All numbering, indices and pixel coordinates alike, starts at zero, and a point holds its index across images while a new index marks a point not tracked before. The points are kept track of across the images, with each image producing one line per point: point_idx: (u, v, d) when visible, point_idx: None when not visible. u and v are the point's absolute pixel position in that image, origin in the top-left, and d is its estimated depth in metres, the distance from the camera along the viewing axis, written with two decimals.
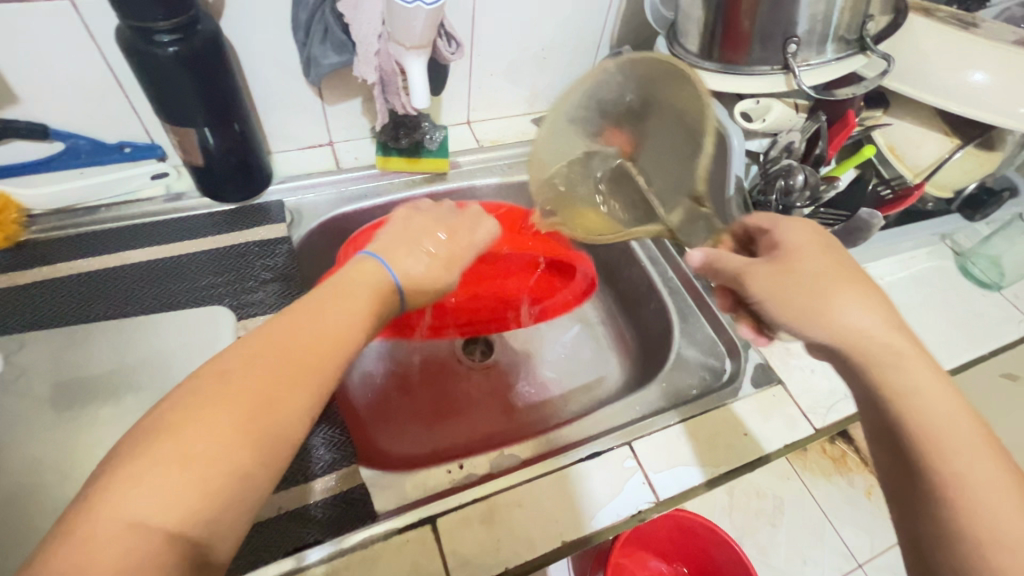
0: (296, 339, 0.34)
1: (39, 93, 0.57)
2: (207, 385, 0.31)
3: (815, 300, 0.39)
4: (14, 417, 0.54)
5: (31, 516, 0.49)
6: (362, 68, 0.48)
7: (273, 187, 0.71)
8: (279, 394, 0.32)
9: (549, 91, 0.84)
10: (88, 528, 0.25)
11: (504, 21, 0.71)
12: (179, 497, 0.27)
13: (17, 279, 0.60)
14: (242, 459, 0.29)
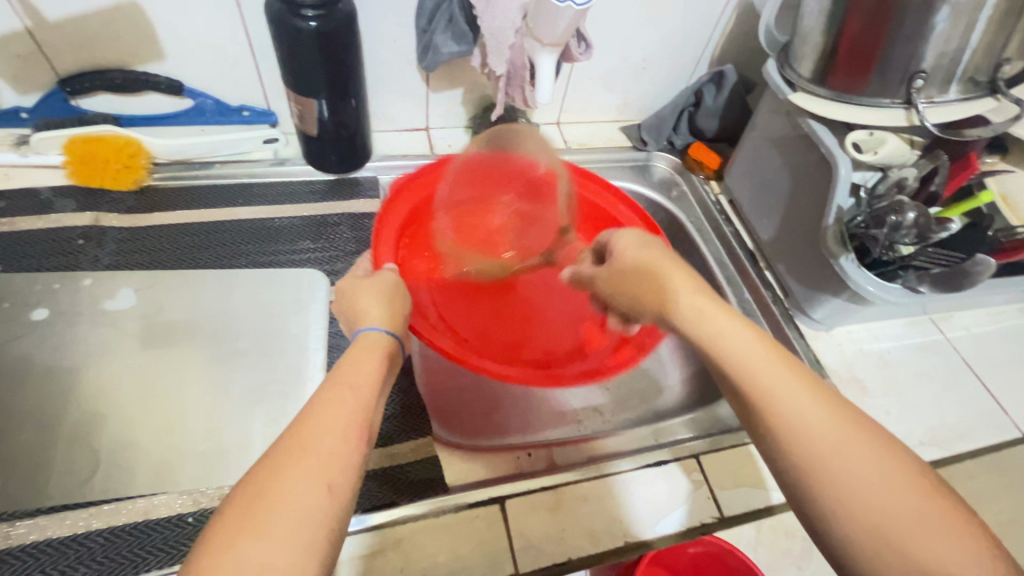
0: (318, 431, 0.32)
1: (182, 50, 0.62)
2: (244, 494, 0.29)
3: (651, 284, 0.46)
4: (120, 347, 0.58)
5: (126, 439, 0.53)
6: (494, 60, 0.50)
7: (371, 163, 0.73)
8: (301, 484, 0.29)
9: (642, 102, 0.84)
10: None
11: (612, 28, 0.73)
12: None
13: (137, 220, 0.65)
14: (284, 559, 0.27)
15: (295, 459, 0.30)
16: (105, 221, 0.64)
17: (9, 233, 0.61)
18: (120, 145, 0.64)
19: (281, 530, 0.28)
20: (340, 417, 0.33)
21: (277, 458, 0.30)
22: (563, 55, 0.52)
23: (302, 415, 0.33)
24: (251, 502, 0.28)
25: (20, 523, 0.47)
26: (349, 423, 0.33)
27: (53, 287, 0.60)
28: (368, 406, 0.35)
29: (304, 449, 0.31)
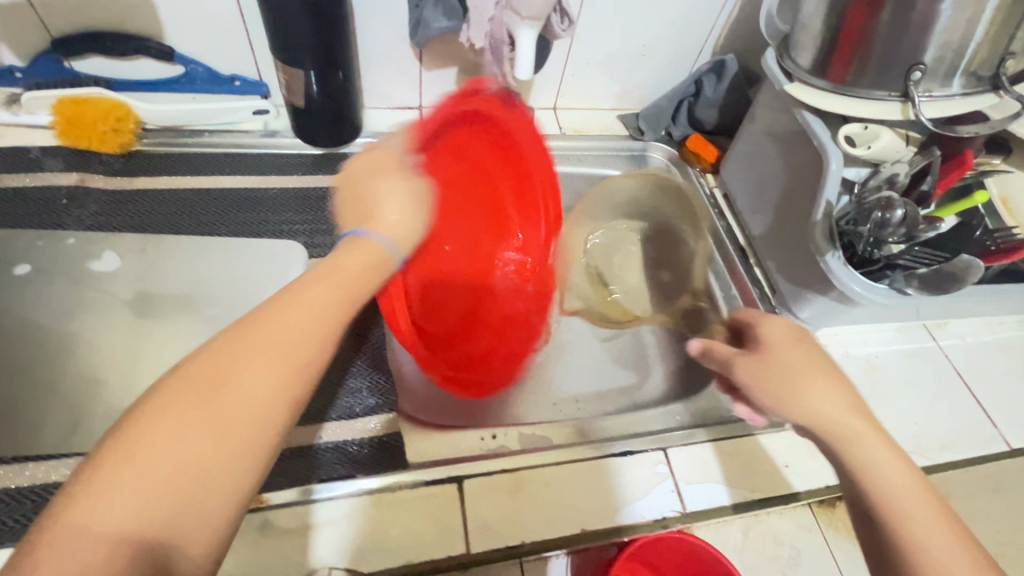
0: (280, 329, 0.31)
1: (174, 16, 0.62)
2: (191, 374, 0.28)
3: (790, 383, 0.40)
4: (96, 308, 0.59)
5: (93, 400, 0.54)
6: (473, 33, 0.50)
7: (360, 140, 0.72)
8: (251, 379, 0.29)
9: (641, 91, 0.82)
10: (55, 523, 0.24)
11: (612, 11, 0.71)
12: (134, 495, 0.25)
13: (122, 183, 0.65)
14: (209, 454, 0.27)
15: (253, 352, 0.30)
16: (92, 182, 0.64)
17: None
18: (107, 107, 0.64)
19: (234, 417, 0.28)
20: (308, 322, 0.33)
21: (238, 343, 0.30)
22: (545, 30, 0.52)
23: (278, 309, 0.32)
24: (208, 384, 0.28)
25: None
26: (320, 331, 0.33)
27: (37, 244, 0.61)
28: (340, 316, 0.35)
29: (265, 344, 0.30)
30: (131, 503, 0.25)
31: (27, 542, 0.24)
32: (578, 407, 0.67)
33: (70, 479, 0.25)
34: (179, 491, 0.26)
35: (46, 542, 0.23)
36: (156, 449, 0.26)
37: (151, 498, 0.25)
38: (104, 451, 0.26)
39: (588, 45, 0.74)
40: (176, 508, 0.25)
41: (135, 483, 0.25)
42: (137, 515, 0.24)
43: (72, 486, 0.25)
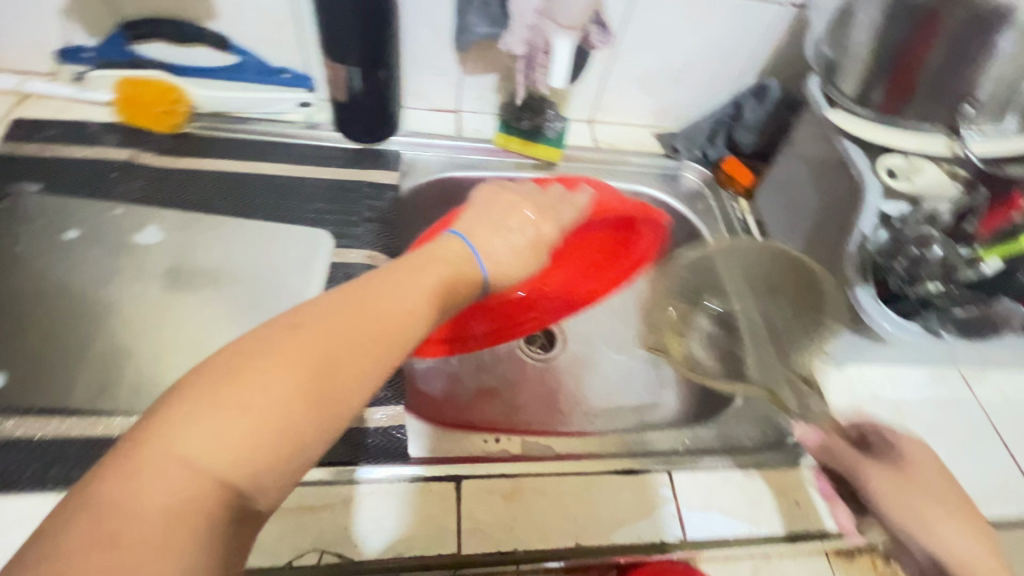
0: (374, 311, 0.34)
1: (232, 8, 0.65)
2: (293, 336, 0.30)
3: (927, 511, 0.42)
4: (130, 277, 0.61)
5: (116, 363, 0.55)
6: (512, 42, 0.54)
7: (397, 137, 0.73)
8: (347, 354, 0.31)
9: (680, 110, 0.81)
10: (149, 455, 0.25)
11: (654, 29, 0.71)
12: (230, 442, 0.26)
13: (168, 162, 0.68)
14: (299, 417, 0.28)
15: (349, 328, 0.32)
16: (144, 159, 0.68)
17: (60, 159, 0.66)
18: (165, 90, 0.68)
19: (336, 395, 0.30)
20: (398, 309, 0.35)
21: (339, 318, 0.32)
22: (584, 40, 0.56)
23: (391, 304, 0.35)
24: (308, 348, 0.30)
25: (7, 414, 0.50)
26: (413, 328, 0.35)
27: (86, 212, 0.64)
28: (425, 310, 0.37)
29: (361, 324, 0.33)
30: (228, 454, 0.26)
31: (128, 457, 0.25)
32: (587, 422, 0.66)
33: (168, 407, 0.27)
34: (272, 453, 0.27)
35: (151, 465, 0.25)
36: (263, 409, 0.27)
37: (248, 451, 0.26)
38: (210, 393, 0.27)
39: (631, 61, 0.74)
40: (264, 468, 0.27)
41: (235, 435, 0.26)
42: (231, 466, 0.26)
43: (174, 418, 0.26)
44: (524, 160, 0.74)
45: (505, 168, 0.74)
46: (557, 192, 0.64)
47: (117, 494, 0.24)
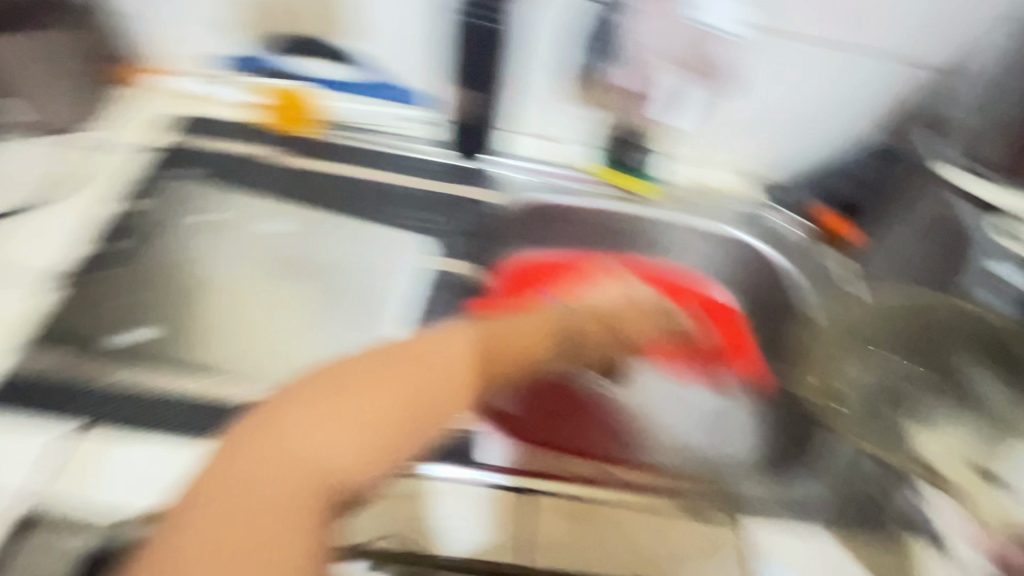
0: (471, 346, 0.39)
1: (355, 26, 0.68)
2: (401, 357, 0.36)
3: None
4: (228, 263, 0.64)
5: (208, 340, 0.57)
6: (627, 80, 0.67)
7: (494, 158, 0.73)
8: (446, 380, 0.36)
9: (798, 160, 0.73)
10: (277, 442, 0.30)
11: (775, 73, 0.66)
12: (343, 441, 0.31)
13: (269, 158, 0.70)
14: (400, 427, 0.33)
15: (451, 356, 0.37)
16: (265, 156, 0.70)
17: (196, 152, 0.70)
18: (294, 99, 0.71)
19: (434, 413, 0.35)
20: (492, 347, 0.40)
21: (443, 346, 0.38)
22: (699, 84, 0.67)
23: (487, 344, 0.40)
24: (412, 367, 0.35)
25: (132, 367, 0.53)
26: (505, 366, 0.41)
27: (193, 200, 0.67)
28: (517, 350, 0.43)
29: (460, 354, 0.38)
30: (341, 449, 0.31)
31: (261, 439, 0.31)
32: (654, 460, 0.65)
33: (295, 403, 0.32)
34: (364, 456, 0.32)
35: (269, 448, 0.30)
36: (363, 415, 0.32)
37: (345, 451, 0.31)
38: (321, 398, 0.32)
39: (742, 107, 0.69)
40: (357, 467, 0.31)
41: (338, 434, 0.31)
42: (343, 461, 0.31)
43: (292, 417, 0.31)
44: (626, 195, 0.73)
45: (598, 198, 0.72)
46: (649, 287, 0.66)
47: (242, 465, 0.29)
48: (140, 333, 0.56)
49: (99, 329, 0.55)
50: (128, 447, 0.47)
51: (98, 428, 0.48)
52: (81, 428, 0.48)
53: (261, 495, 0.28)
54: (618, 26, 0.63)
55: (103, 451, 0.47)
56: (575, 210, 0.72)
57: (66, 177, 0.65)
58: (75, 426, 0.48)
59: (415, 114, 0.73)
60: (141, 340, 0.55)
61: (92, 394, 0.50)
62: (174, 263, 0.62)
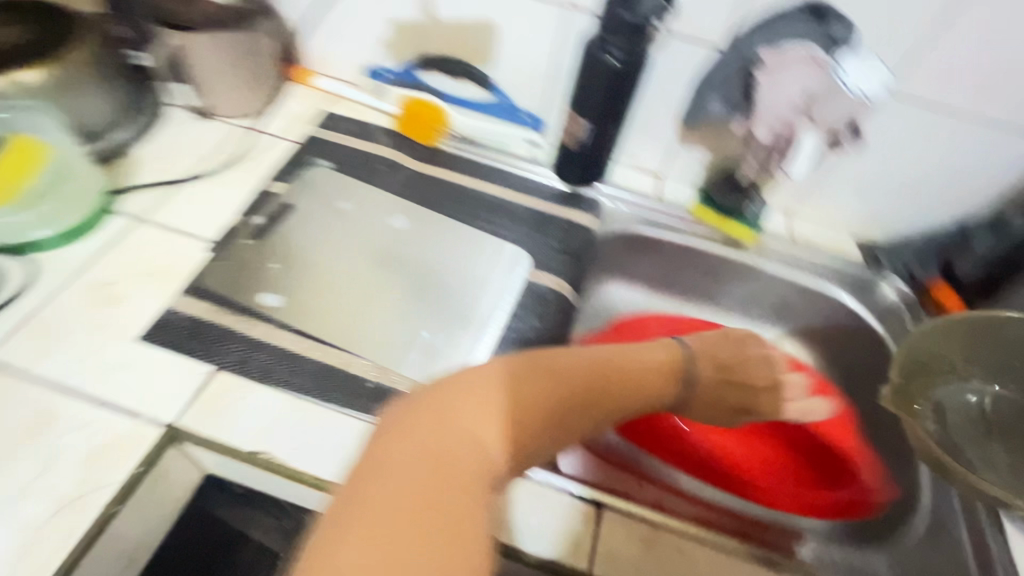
0: (599, 369, 0.45)
1: (502, 58, 0.77)
2: (542, 365, 0.42)
3: None
4: (345, 248, 0.69)
5: (323, 317, 0.62)
6: (760, 129, 0.66)
7: (603, 187, 0.82)
8: (579, 394, 0.42)
9: (891, 222, 0.78)
10: (444, 415, 0.36)
11: (892, 142, 0.70)
12: (498, 424, 0.37)
13: (408, 163, 0.80)
14: (541, 421, 0.39)
15: (585, 375, 0.44)
16: (403, 162, 0.80)
17: (339, 148, 0.79)
18: (439, 114, 0.80)
19: (567, 419, 0.41)
20: (616, 373, 0.46)
21: (576, 364, 0.44)
22: (832, 143, 0.65)
23: (607, 371, 0.45)
24: (552, 376, 0.41)
25: (265, 324, 0.60)
26: (626, 391, 0.46)
27: (327, 192, 0.74)
28: (639, 381, 0.48)
29: (592, 375, 0.44)
30: (495, 431, 0.37)
31: (430, 413, 0.36)
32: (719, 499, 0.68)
33: (456, 387, 0.38)
34: (511, 440, 0.37)
35: (429, 434, 0.35)
36: (503, 417, 0.37)
37: (496, 432, 0.37)
38: (467, 397, 0.38)
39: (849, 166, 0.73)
40: (506, 449, 0.37)
41: (487, 429, 0.36)
42: (496, 441, 0.36)
43: (456, 399, 0.37)
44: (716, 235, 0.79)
45: (696, 237, 0.79)
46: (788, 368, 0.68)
47: (410, 448, 0.34)
48: (273, 300, 0.62)
49: (234, 291, 0.62)
50: (259, 394, 0.55)
51: (238, 374, 0.56)
52: (217, 371, 0.56)
53: (432, 473, 0.33)
54: (755, 82, 0.64)
55: (240, 396, 0.55)
56: (673, 245, 0.80)
57: (229, 152, 0.76)
58: (211, 368, 0.56)
59: (540, 140, 0.83)
60: (271, 307, 0.61)
61: (232, 342, 0.58)
62: (303, 243, 0.69)
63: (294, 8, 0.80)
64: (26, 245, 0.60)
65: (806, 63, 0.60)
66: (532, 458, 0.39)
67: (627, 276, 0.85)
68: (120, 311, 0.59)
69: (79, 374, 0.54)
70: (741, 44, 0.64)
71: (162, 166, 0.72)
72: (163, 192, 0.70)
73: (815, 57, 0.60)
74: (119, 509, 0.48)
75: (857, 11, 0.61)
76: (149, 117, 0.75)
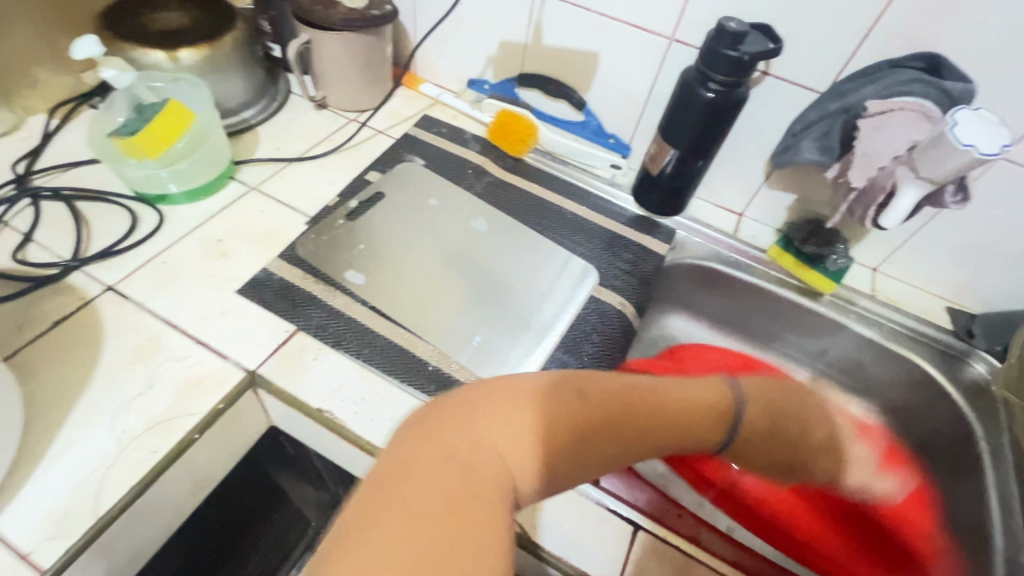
0: (649, 400, 0.38)
1: (597, 83, 0.80)
2: (592, 383, 0.35)
3: None
4: (428, 239, 0.74)
5: (400, 298, 0.66)
6: (857, 174, 0.63)
7: (679, 218, 0.83)
8: (627, 422, 0.35)
9: (989, 293, 0.73)
10: (472, 431, 0.30)
11: (1003, 208, 0.65)
12: (530, 445, 0.31)
13: (493, 170, 0.84)
14: (583, 448, 0.32)
15: (636, 401, 0.37)
16: (489, 168, 0.84)
17: (434, 149, 0.85)
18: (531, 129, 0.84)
19: (609, 450, 0.34)
20: (668, 405, 0.39)
21: (629, 389, 0.37)
22: (933, 197, 0.62)
23: (648, 388, 0.39)
24: (602, 398, 0.34)
25: (345, 296, 0.65)
26: (671, 428, 0.39)
27: (417, 186, 0.80)
28: (687, 422, 0.41)
29: (645, 402, 0.37)
30: (527, 452, 0.31)
31: (456, 425, 0.31)
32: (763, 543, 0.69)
33: (491, 396, 0.32)
34: (543, 465, 0.31)
35: (452, 441, 0.30)
36: (539, 428, 0.31)
37: (528, 452, 0.31)
38: (490, 398, 0.32)
39: (949, 228, 0.69)
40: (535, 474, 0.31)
41: (516, 443, 0.31)
42: (524, 465, 0.30)
43: (486, 410, 0.31)
44: (790, 280, 0.77)
45: (770, 281, 0.78)
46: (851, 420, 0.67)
47: (424, 455, 0.29)
48: (356, 277, 0.67)
49: (322, 263, 0.68)
50: (330, 358, 0.60)
51: (316, 336, 0.61)
52: (296, 332, 0.61)
53: (455, 485, 0.28)
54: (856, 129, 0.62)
55: (312, 357, 0.60)
56: (744, 284, 0.79)
57: (336, 141, 0.83)
58: (292, 328, 0.61)
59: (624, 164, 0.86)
60: (354, 282, 0.67)
61: (315, 307, 0.63)
62: (392, 227, 0.74)
63: (412, 20, 0.87)
64: (160, 195, 0.69)
65: (915, 117, 0.59)
66: (566, 480, 0.33)
67: (691, 310, 0.86)
68: (225, 265, 0.66)
69: (184, 314, 0.60)
70: (848, 93, 0.64)
71: (278, 145, 0.81)
72: (275, 167, 0.78)
73: (926, 113, 0.58)
74: (198, 437, 0.53)
75: (981, 70, 0.58)
76: (277, 102, 0.86)
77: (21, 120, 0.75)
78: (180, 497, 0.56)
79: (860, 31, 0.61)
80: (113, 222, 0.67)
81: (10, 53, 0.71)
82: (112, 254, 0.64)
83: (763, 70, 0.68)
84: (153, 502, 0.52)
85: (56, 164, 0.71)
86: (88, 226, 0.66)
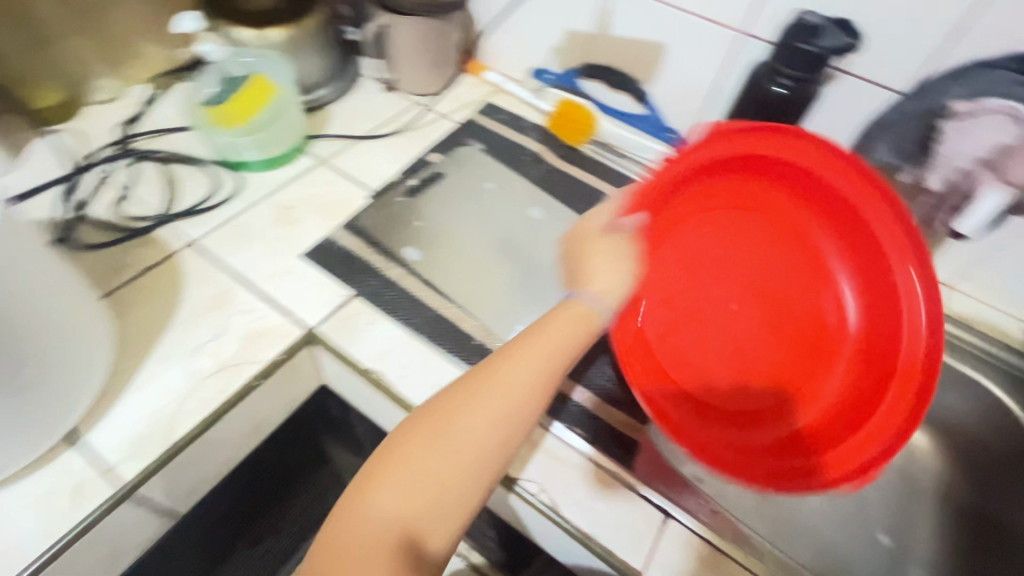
0: (485, 390, 0.44)
1: (660, 74, 0.80)
2: (426, 418, 0.43)
3: None
4: (482, 220, 0.76)
5: (452, 274, 0.69)
6: (934, 176, 0.64)
7: None
8: (469, 427, 0.42)
9: None
10: (352, 517, 0.40)
11: None
12: (397, 505, 0.40)
13: (549, 158, 0.85)
14: (444, 477, 0.41)
15: (474, 400, 0.43)
16: (546, 156, 0.85)
17: (494, 135, 0.87)
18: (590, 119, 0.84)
19: (463, 457, 0.42)
20: (515, 378, 0.45)
21: (462, 390, 0.44)
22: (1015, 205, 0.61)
23: (467, 382, 0.45)
24: (436, 427, 0.42)
25: (400, 269, 0.68)
26: (529, 401, 0.44)
27: (475, 168, 0.82)
28: (539, 377, 0.45)
29: (480, 393, 0.44)
30: (398, 511, 0.40)
31: (342, 513, 0.41)
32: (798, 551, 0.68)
33: (360, 477, 0.42)
34: (419, 511, 0.40)
35: (343, 529, 0.40)
36: (397, 483, 0.41)
37: (402, 511, 0.40)
38: (355, 494, 0.41)
39: None
40: (416, 520, 0.40)
41: (386, 507, 0.40)
42: (401, 523, 0.40)
43: (358, 489, 0.41)
44: None
45: None
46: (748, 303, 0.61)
47: (331, 552, 0.40)
48: (411, 252, 0.70)
49: (381, 235, 0.71)
50: (383, 323, 0.63)
51: (371, 302, 0.64)
52: (353, 297, 0.65)
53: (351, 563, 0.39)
54: (938, 132, 0.62)
55: (365, 321, 0.63)
56: None
57: (400, 122, 0.87)
58: (350, 293, 0.65)
59: None
60: (410, 256, 0.70)
61: (371, 275, 0.67)
62: (448, 207, 0.77)
63: (482, 8, 0.90)
64: (240, 162, 0.74)
65: (1003, 120, 0.58)
66: (453, 504, 0.41)
67: None
68: (292, 230, 0.70)
69: (253, 271, 0.65)
70: (934, 92, 0.60)
71: (346, 122, 0.85)
72: (343, 143, 0.82)
73: (1014, 115, 0.58)
74: (258, 384, 0.57)
75: None
76: (349, 82, 0.90)
77: (125, 88, 0.82)
78: (238, 438, 0.60)
79: (948, 28, 0.57)
80: (197, 184, 0.73)
81: (121, 26, 0.79)
82: (195, 213, 0.70)
83: (838, 67, 0.65)
84: (215, 439, 0.57)
85: (152, 129, 0.78)
86: (176, 186, 0.73)
